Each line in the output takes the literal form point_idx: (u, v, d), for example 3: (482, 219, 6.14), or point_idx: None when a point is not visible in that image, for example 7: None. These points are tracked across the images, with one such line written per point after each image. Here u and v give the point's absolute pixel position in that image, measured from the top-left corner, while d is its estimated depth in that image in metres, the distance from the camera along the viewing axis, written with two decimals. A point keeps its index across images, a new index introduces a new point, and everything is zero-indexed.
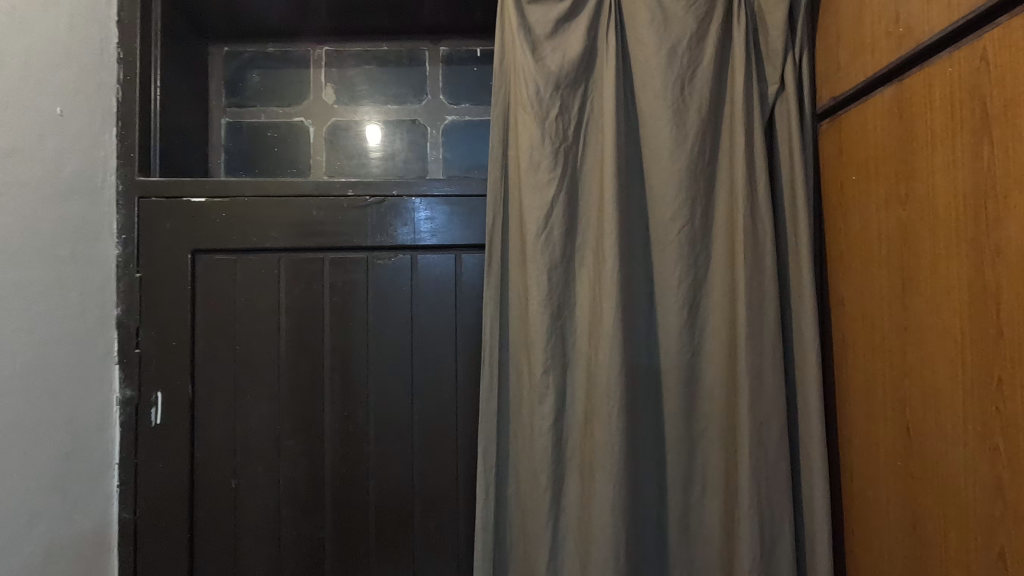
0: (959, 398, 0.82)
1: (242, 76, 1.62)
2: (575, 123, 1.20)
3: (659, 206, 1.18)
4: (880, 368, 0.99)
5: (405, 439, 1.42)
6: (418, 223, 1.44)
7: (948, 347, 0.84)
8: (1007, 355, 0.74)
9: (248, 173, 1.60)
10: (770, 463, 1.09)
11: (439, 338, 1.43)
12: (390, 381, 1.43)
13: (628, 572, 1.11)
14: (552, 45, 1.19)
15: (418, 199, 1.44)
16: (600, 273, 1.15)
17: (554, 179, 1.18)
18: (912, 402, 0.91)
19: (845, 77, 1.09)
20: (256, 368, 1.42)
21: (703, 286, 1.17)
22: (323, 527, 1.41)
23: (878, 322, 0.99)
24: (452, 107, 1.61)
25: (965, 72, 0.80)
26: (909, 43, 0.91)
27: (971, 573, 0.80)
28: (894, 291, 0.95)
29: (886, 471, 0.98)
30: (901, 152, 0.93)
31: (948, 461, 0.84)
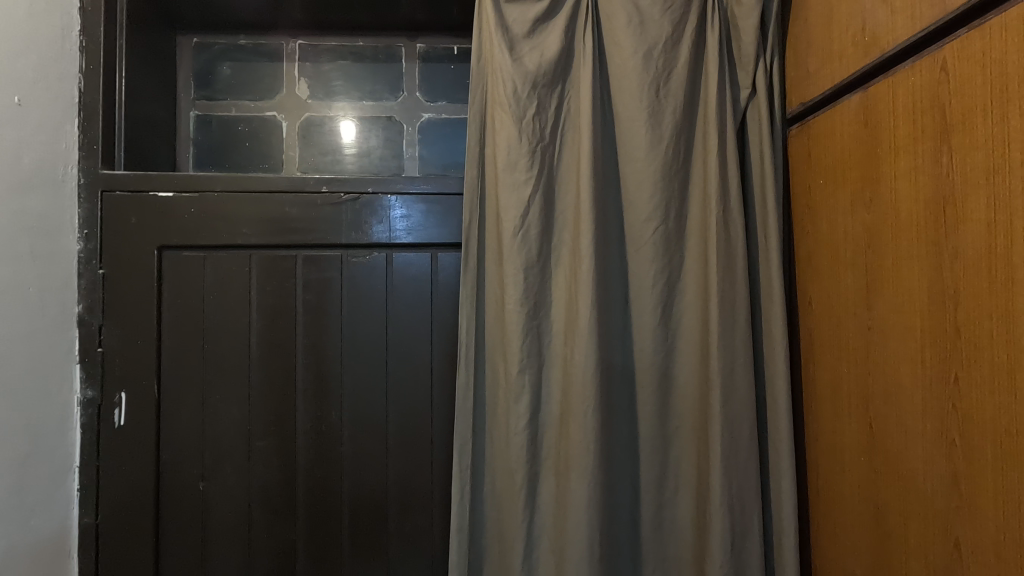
0: (920, 395, 0.85)
1: (213, 68, 1.58)
2: (551, 123, 1.20)
3: (635, 207, 1.19)
4: (846, 367, 1.02)
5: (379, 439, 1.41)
6: (393, 221, 1.43)
7: (909, 347, 0.87)
8: (964, 354, 0.77)
9: (218, 168, 1.56)
10: (741, 460, 1.11)
11: (415, 338, 1.43)
12: (364, 381, 1.41)
13: (602, 568, 1.12)
14: (529, 45, 1.19)
15: (394, 197, 1.43)
16: (577, 273, 1.16)
17: (531, 178, 1.18)
18: (875, 400, 0.94)
19: (814, 83, 1.12)
20: (225, 368, 1.38)
21: (677, 286, 1.19)
22: (295, 529, 1.39)
23: (844, 322, 1.02)
24: (429, 105, 1.60)
25: (927, 81, 0.83)
26: (875, 52, 0.93)
27: (929, 563, 0.83)
28: (859, 292, 0.98)
29: (850, 466, 1.01)
30: (867, 157, 0.96)
31: (907, 456, 0.87)
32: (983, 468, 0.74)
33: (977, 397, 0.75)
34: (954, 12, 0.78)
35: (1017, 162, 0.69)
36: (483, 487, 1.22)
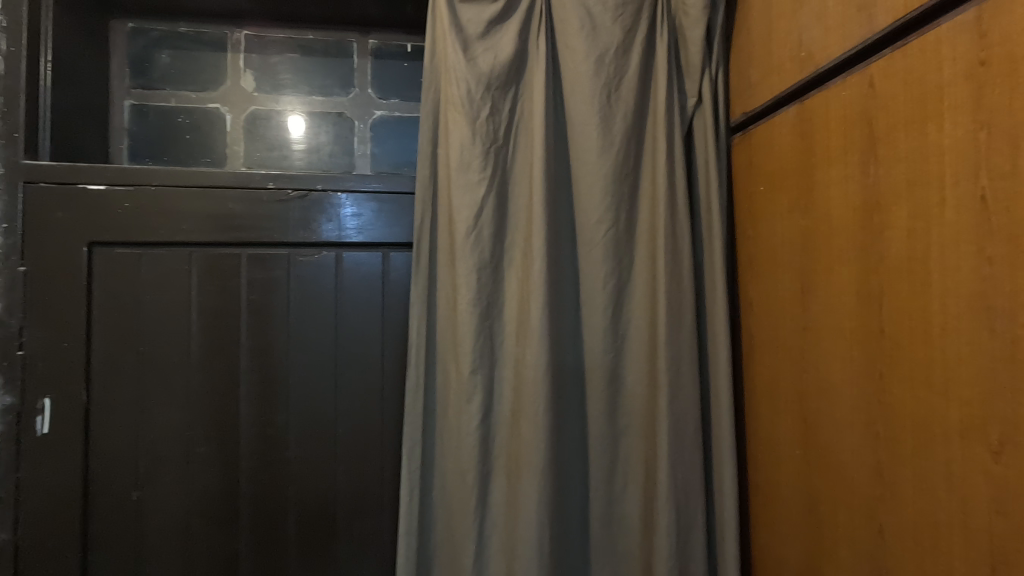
0: (849, 391, 0.90)
1: (150, 56, 1.50)
2: (505, 124, 1.21)
3: (586, 209, 1.21)
4: (783, 365, 1.07)
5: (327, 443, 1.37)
6: (344, 219, 1.40)
7: (840, 345, 0.92)
8: (888, 352, 0.82)
9: (155, 160, 1.48)
10: (686, 456, 1.15)
11: (366, 338, 1.40)
12: (311, 383, 1.37)
13: (552, 566, 1.14)
14: (483, 45, 1.19)
15: (345, 195, 1.40)
16: (529, 274, 1.17)
17: (484, 179, 1.18)
18: (809, 396, 0.99)
19: (755, 95, 1.17)
20: (162, 370, 1.32)
21: (626, 287, 1.21)
22: (237, 538, 1.34)
23: (782, 322, 1.07)
24: (381, 102, 1.58)
25: (856, 96, 0.88)
26: (811, 67, 0.99)
27: (857, 548, 0.89)
28: (795, 294, 1.03)
29: (787, 459, 1.06)
30: (803, 166, 1.01)
31: (838, 448, 0.93)
32: (904, 459, 0.79)
33: (898, 392, 0.80)
34: (880, 33, 0.84)
35: (935, 174, 0.75)
36: (434, 488, 1.22)
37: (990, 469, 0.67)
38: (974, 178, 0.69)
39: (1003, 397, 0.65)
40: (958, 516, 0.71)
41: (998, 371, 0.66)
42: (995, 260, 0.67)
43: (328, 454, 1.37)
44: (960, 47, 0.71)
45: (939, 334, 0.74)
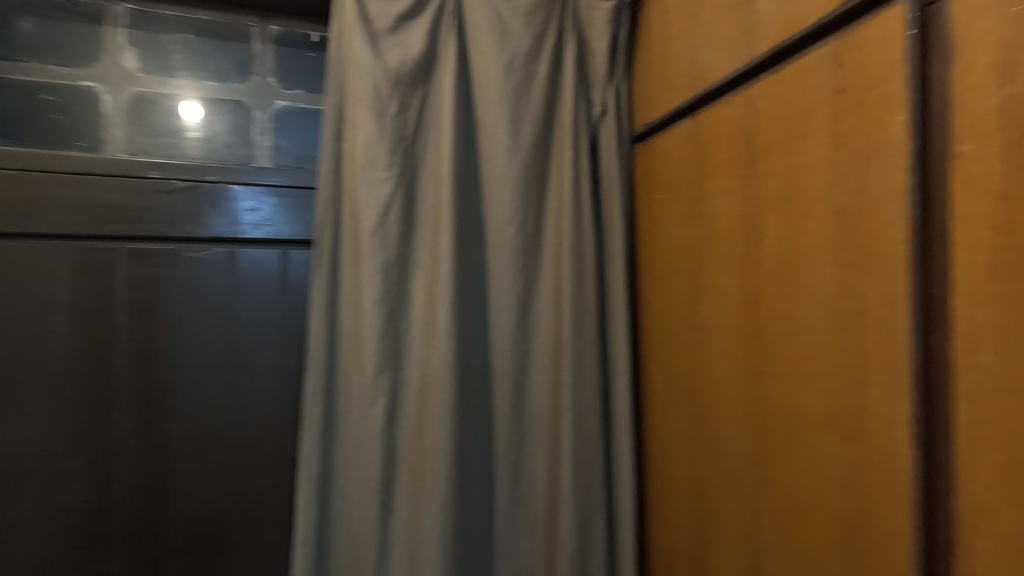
0: (732, 386, 0.97)
1: (8, 22, 1.32)
2: (413, 122, 1.19)
3: (494, 211, 1.22)
4: (676, 363, 1.14)
5: (220, 452, 1.28)
6: (239, 214, 1.32)
7: (725, 344, 0.99)
8: (764, 350, 0.90)
9: (13, 140, 1.29)
10: (587, 453, 1.19)
11: (264, 340, 1.32)
12: (201, 389, 1.28)
13: (455, 567, 1.14)
14: (392, 41, 1.17)
15: (240, 187, 1.32)
16: (436, 275, 1.17)
17: (391, 177, 1.16)
18: (699, 392, 1.06)
19: (654, 107, 1.23)
20: (20, 377, 1.17)
21: (533, 288, 1.23)
22: (109, 562, 1.21)
23: (676, 322, 1.14)
24: (284, 92, 1.50)
25: (740, 114, 0.96)
26: (703, 84, 1.06)
27: (737, 532, 0.96)
28: (688, 296, 1.10)
29: (679, 452, 1.13)
30: (695, 177, 1.08)
31: (722, 439, 0.99)
32: (776, 448, 0.87)
33: (772, 387, 0.88)
34: (759, 58, 0.91)
35: (802, 189, 0.83)
36: (334, 496, 1.18)
37: (844, 455, 0.75)
38: (833, 193, 0.77)
39: (855, 390, 0.73)
40: (818, 498, 0.79)
41: (851, 367, 0.74)
42: (849, 267, 0.75)
43: (220, 464, 1.29)
44: (822, 75, 0.79)
45: (805, 334, 0.81)
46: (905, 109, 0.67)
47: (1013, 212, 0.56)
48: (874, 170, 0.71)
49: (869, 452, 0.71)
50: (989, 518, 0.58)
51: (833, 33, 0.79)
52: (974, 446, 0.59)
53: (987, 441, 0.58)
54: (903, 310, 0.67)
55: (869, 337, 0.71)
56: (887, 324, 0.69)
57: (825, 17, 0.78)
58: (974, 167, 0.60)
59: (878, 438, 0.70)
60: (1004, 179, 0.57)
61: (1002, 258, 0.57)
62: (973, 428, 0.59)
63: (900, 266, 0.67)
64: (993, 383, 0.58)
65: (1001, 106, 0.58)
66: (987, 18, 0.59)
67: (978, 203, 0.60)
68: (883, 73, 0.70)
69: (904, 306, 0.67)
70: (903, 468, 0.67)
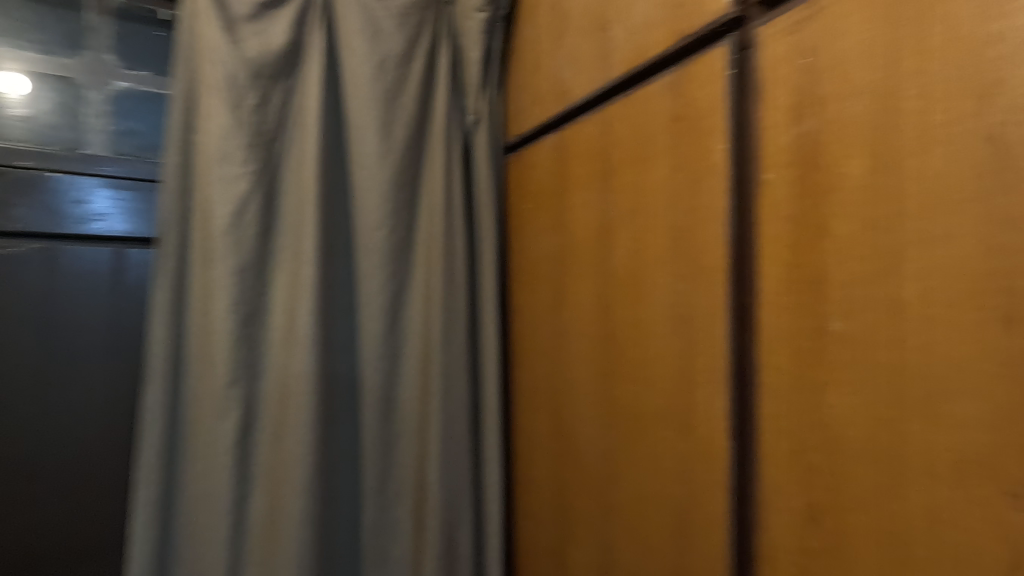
0: (589, 389, 1.03)
1: None
2: (275, 117, 1.12)
3: (364, 214, 1.19)
4: (542, 366, 1.19)
5: (40, 471, 1.18)
6: (61, 204, 1.21)
7: (584, 349, 1.05)
8: (616, 354, 0.96)
9: None
10: (455, 457, 1.20)
11: (94, 344, 1.23)
12: (34, 400, 1.18)
13: None
14: (252, 29, 1.10)
15: (62, 176, 1.21)
16: (298, 280, 1.11)
17: (247, 173, 1.08)
18: (561, 393, 1.11)
19: (525, 119, 1.27)
20: None
21: (404, 293, 1.22)
22: None
23: (542, 327, 1.19)
24: (125, 72, 1.34)
25: (597, 132, 1.02)
26: (568, 101, 1.11)
27: (593, 527, 1.01)
28: (553, 303, 1.15)
29: (544, 453, 1.17)
30: (560, 188, 1.14)
31: (581, 440, 1.05)
32: (624, 444, 0.93)
33: (622, 387, 0.95)
34: (613, 81, 0.98)
35: (647, 205, 0.90)
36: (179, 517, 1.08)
37: (677, 448, 0.83)
38: (672, 210, 0.85)
39: (686, 388, 0.81)
40: (656, 488, 0.86)
41: (684, 367, 0.82)
42: (682, 278, 0.83)
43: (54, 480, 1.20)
44: (663, 103, 0.87)
45: (648, 339, 0.89)
46: (725, 139, 0.76)
47: (800, 233, 0.66)
48: (702, 191, 0.80)
49: (697, 444, 0.79)
50: (780, 497, 0.67)
51: (673, 65, 0.87)
52: (770, 435, 0.68)
53: (779, 430, 0.67)
54: (722, 316, 0.75)
55: (698, 340, 0.79)
56: (710, 330, 0.77)
57: (666, 50, 0.86)
58: (773, 193, 0.70)
59: (704, 431, 0.78)
60: (794, 205, 0.67)
61: (791, 272, 0.67)
62: (770, 419, 0.68)
63: (720, 277, 0.76)
64: (784, 380, 0.67)
65: (793, 142, 0.67)
66: (785, 66, 0.69)
67: (775, 224, 0.69)
68: (709, 105, 0.79)
69: (723, 313, 0.75)
70: (721, 457, 0.75)
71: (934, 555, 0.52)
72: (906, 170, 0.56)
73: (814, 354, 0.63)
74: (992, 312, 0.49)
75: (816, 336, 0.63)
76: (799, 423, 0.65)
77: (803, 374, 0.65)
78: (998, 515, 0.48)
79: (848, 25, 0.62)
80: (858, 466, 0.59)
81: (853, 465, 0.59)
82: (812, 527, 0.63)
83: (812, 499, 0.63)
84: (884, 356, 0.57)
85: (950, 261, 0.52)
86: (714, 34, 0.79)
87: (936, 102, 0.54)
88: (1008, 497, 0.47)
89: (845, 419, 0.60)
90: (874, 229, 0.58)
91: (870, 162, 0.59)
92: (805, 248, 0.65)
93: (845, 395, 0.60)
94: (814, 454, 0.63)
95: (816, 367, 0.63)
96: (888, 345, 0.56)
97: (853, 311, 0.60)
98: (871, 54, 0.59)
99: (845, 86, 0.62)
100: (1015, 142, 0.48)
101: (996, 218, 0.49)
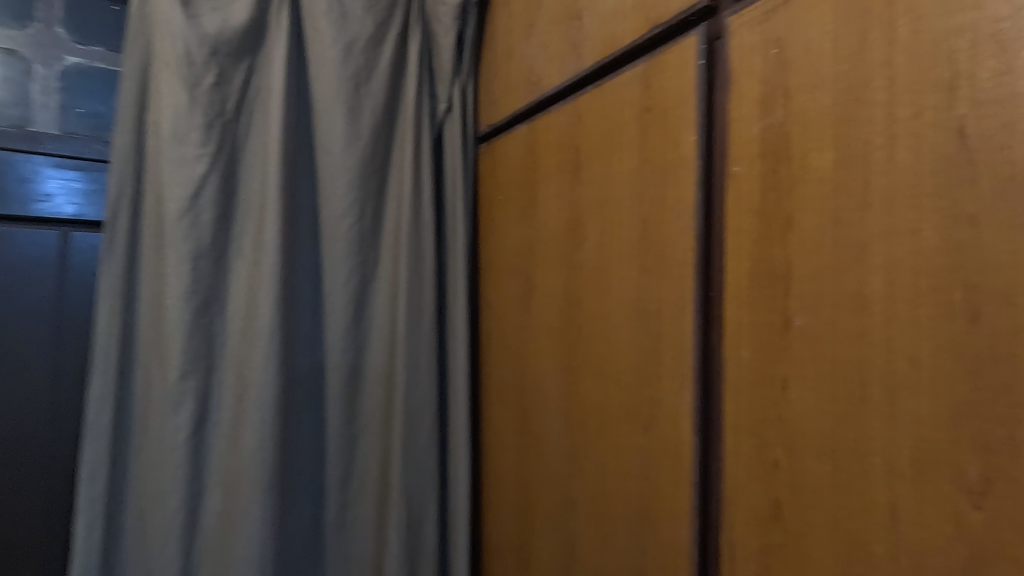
0: (554, 381, 1.02)
1: None
2: (237, 97, 1.10)
3: (329, 200, 1.17)
4: (510, 359, 1.17)
5: None
6: (39, 190, 1.20)
7: (552, 341, 1.03)
8: (583, 346, 0.95)
9: None
10: (421, 452, 1.19)
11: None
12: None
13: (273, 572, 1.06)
14: (211, 4, 1.07)
15: (29, 160, 1.19)
16: (255, 295, 1.07)
17: (204, 156, 1.06)
18: (526, 382, 1.11)
19: (497, 108, 1.25)
20: None
21: (368, 287, 1.20)
22: None
23: (507, 320, 1.18)
24: (75, 45, 1.27)
25: (567, 124, 1.01)
26: (540, 91, 1.10)
27: (556, 524, 1.00)
28: (522, 295, 1.13)
29: (509, 450, 1.16)
30: (530, 177, 1.12)
31: (545, 436, 1.04)
32: (590, 438, 0.92)
33: (586, 383, 0.94)
34: (587, 70, 0.96)
35: (617, 196, 0.88)
36: (128, 499, 1.04)
37: (641, 443, 0.81)
38: (637, 203, 0.84)
39: (651, 382, 0.80)
40: (619, 483, 0.85)
41: (649, 361, 0.81)
42: (650, 271, 0.81)
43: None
44: (633, 92, 0.86)
45: (614, 334, 0.88)
46: (694, 130, 0.74)
47: (765, 228, 0.65)
48: (671, 184, 0.78)
49: (659, 440, 0.78)
50: (743, 494, 0.66)
51: (645, 55, 0.85)
52: (736, 431, 0.67)
53: (744, 426, 0.66)
54: (689, 310, 0.74)
55: (664, 335, 0.78)
56: (677, 322, 0.76)
57: (636, 40, 0.85)
58: (742, 187, 0.68)
59: (669, 426, 0.77)
60: (760, 199, 0.66)
61: (758, 267, 0.66)
62: (736, 416, 0.67)
63: (688, 271, 0.75)
64: (750, 376, 0.66)
65: (761, 134, 0.66)
66: (754, 57, 0.68)
67: (744, 217, 0.68)
68: (678, 97, 0.77)
69: (690, 307, 0.74)
70: (686, 451, 0.74)
71: (892, 551, 0.52)
72: (873, 164, 0.55)
73: (780, 350, 0.63)
74: (952, 307, 0.48)
75: (782, 332, 0.62)
76: (763, 420, 0.64)
77: (768, 369, 0.64)
78: (956, 511, 0.48)
79: (815, 16, 0.61)
80: (821, 464, 0.58)
81: (815, 459, 0.59)
82: (774, 524, 0.62)
83: (777, 496, 0.62)
84: (848, 351, 0.56)
85: (913, 256, 0.51)
86: (685, 23, 0.77)
87: (900, 97, 0.53)
88: (964, 493, 0.47)
89: (807, 414, 0.60)
90: (839, 223, 0.57)
91: (835, 155, 0.58)
92: (772, 241, 0.64)
93: (808, 391, 0.60)
94: (777, 451, 0.62)
95: (779, 362, 0.63)
96: (851, 342, 0.56)
97: (818, 305, 0.59)
98: (840, 46, 0.58)
99: (813, 78, 0.61)
100: (977, 134, 0.47)
101: (959, 213, 0.48)
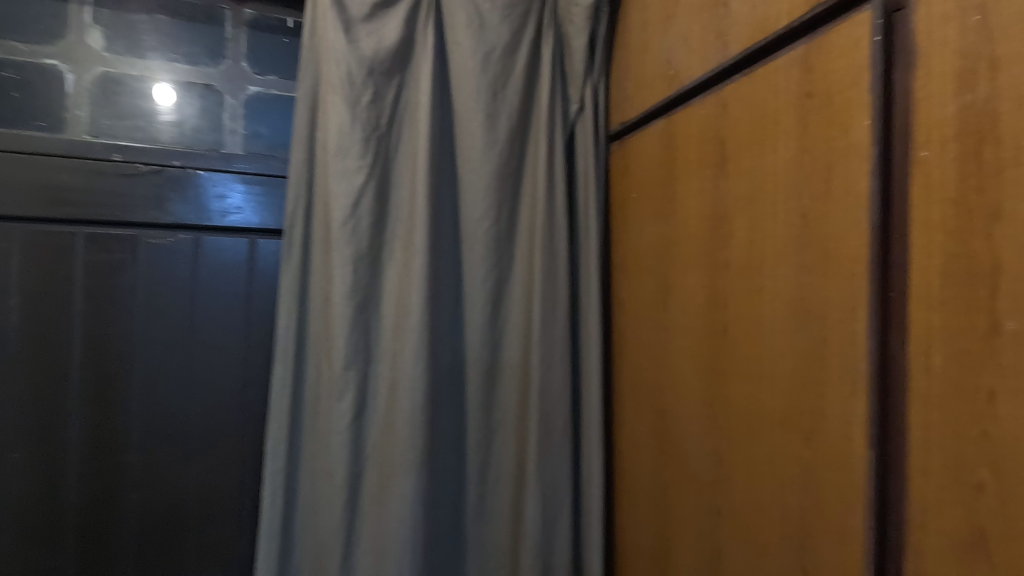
0: (695, 383, 0.99)
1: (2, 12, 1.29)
2: (389, 112, 1.19)
3: (470, 203, 1.23)
4: (645, 360, 1.15)
5: (193, 452, 1.36)
6: (228, 205, 1.39)
7: (693, 342, 1.00)
8: (730, 348, 0.90)
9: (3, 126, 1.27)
10: (556, 448, 1.21)
11: (169, 329, 1.34)
12: (154, 379, 1.33)
13: (422, 550, 1.14)
14: (367, 28, 1.18)
15: (220, 179, 1.39)
16: (405, 293, 1.16)
17: (363, 168, 1.16)
18: (663, 383, 1.08)
19: (631, 105, 1.23)
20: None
21: (504, 286, 1.24)
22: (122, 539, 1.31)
23: (643, 320, 1.16)
24: (256, 77, 1.48)
25: (711, 116, 0.96)
26: (679, 84, 1.06)
27: (699, 531, 0.97)
28: (658, 294, 1.11)
29: (644, 451, 1.14)
30: (668, 174, 1.09)
31: (685, 439, 1.01)
32: (738, 444, 0.88)
33: (733, 386, 0.89)
34: (734, 58, 0.92)
35: (771, 190, 0.83)
36: (301, 473, 1.18)
37: (802, 452, 0.76)
38: (796, 196, 0.79)
39: (814, 389, 0.74)
40: (775, 493, 0.80)
41: (810, 365, 0.75)
42: (811, 269, 0.75)
43: (170, 451, 1.34)
44: (790, 78, 0.80)
45: (767, 335, 0.83)
46: (868, 114, 0.68)
47: (964, 220, 0.57)
48: (838, 174, 0.72)
49: (823, 451, 0.73)
50: (935, 517, 0.59)
51: (804, 37, 0.79)
52: (925, 447, 0.60)
53: (937, 442, 0.59)
54: (863, 312, 0.68)
55: (829, 338, 0.72)
56: (846, 324, 0.70)
57: (793, 22, 0.80)
58: (932, 175, 0.61)
59: (836, 437, 0.71)
60: (956, 187, 0.58)
61: (954, 264, 0.58)
62: (925, 430, 0.60)
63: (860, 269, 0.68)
64: (945, 386, 0.59)
65: (958, 114, 0.59)
66: (948, 27, 0.60)
67: (934, 208, 0.60)
68: (847, 80, 0.71)
69: (863, 308, 0.68)
70: (859, 465, 0.67)
71: None
72: None
73: (986, 359, 0.55)
74: None
75: (988, 338, 0.55)
76: (963, 436, 0.57)
77: (969, 379, 0.56)
78: None
79: None
80: None
81: None
82: (978, 555, 0.55)
83: (983, 524, 0.55)
84: None
85: None
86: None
87: None
88: None
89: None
90: None
91: None
92: (973, 235, 0.57)
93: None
94: (983, 472, 0.55)
95: (984, 372, 0.55)
96: None
97: None
98: None
99: None
100: None
101: None
